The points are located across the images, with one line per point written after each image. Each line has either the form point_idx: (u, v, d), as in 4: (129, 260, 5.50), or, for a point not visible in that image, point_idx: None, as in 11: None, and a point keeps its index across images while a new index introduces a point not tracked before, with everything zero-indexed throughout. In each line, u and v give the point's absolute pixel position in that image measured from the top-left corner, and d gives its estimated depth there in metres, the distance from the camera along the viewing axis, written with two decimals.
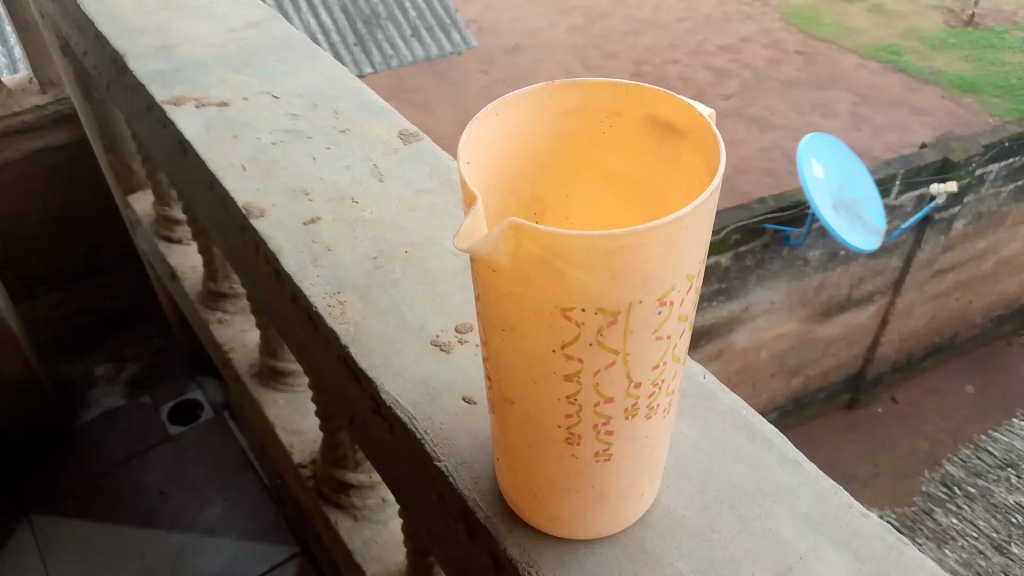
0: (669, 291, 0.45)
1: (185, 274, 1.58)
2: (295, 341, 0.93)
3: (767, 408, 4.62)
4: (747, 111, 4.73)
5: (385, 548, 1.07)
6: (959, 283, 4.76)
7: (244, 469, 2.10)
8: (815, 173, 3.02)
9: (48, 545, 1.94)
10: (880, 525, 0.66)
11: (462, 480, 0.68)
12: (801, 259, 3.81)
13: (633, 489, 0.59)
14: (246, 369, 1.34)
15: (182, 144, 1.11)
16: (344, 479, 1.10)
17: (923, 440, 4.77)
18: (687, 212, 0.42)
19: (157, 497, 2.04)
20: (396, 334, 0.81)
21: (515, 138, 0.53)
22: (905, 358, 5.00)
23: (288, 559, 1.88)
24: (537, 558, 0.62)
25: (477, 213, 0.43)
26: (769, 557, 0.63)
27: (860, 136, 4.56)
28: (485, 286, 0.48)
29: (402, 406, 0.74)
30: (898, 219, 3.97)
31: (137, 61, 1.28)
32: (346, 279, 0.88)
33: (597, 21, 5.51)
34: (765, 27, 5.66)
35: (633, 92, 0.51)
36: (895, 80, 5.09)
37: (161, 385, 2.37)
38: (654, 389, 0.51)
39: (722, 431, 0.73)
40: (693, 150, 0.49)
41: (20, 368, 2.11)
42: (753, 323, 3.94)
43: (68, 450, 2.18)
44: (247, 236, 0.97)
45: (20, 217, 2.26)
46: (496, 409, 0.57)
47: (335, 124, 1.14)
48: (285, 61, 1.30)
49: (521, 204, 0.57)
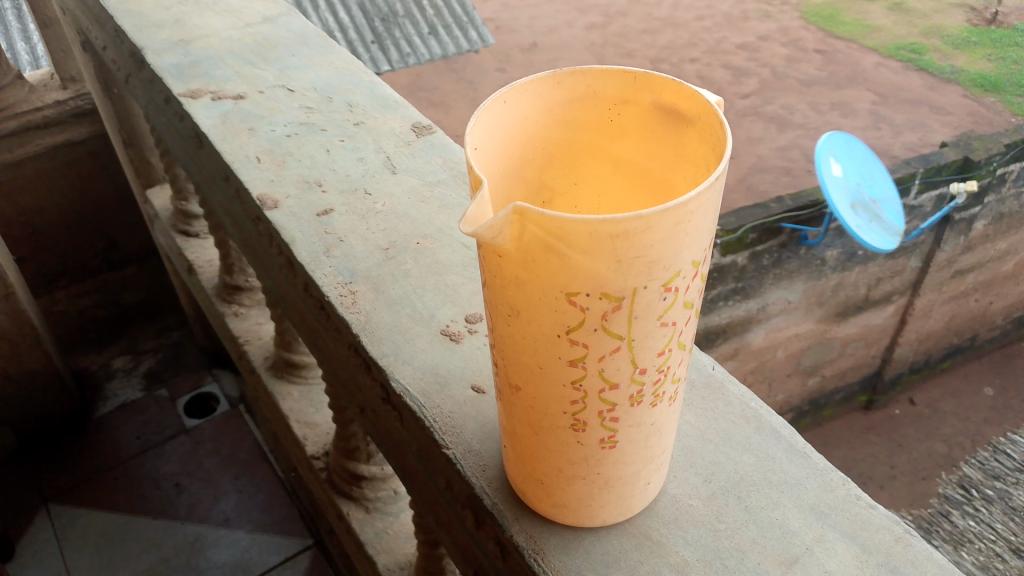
0: (674, 277, 0.45)
1: (202, 267, 1.60)
2: (306, 330, 0.94)
3: (783, 408, 4.61)
4: (764, 110, 4.71)
5: (396, 540, 1.08)
6: (978, 284, 4.70)
7: (259, 461, 2.12)
8: (833, 172, 2.99)
9: (65, 533, 1.97)
10: (889, 517, 0.66)
11: (470, 468, 0.68)
12: (819, 259, 3.78)
13: (639, 476, 0.59)
14: (261, 361, 1.35)
15: (198, 137, 1.12)
16: (356, 470, 1.12)
17: (939, 443, 4.71)
18: (692, 197, 0.42)
19: (172, 488, 2.06)
20: (406, 323, 0.82)
21: (523, 124, 0.53)
22: (922, 360, 4.97)
23: (301, 551, 1.90)
24: (543, 545, 0.63)
25: (481, 197, 0.43)
26: (774, 547, 0.62)
27: (880, 136, 4.53)
28: (491, 272, 0.49)
29: (411, 395, 0.75)
30: (918, 219, 3.93)
31: (155, 54, 1.30)
32: (358, 269, 0.89)
33: (615, 20, 5.51)
34: (784, 25, 5.63)
35: (641, 80, 0.51)
36: (915, 78, 5.05)
37: (178, 378, 2.40)
38: (660, 376, 0.51)
39: (730, 422, 0.73)
40: (700, 137, 0.49)
41: (39, 360, 2.12)
42: (769, 323, 3.93)
43: (85, 441, 2.21)
44: (261, 226, 0.98)
45: (39, 211, 2.29)
46: (503, 395, 0.57)
47: (349, 117, 1.15)
48: (300, 55, 1.31)
49: (529, 191, 0.57)
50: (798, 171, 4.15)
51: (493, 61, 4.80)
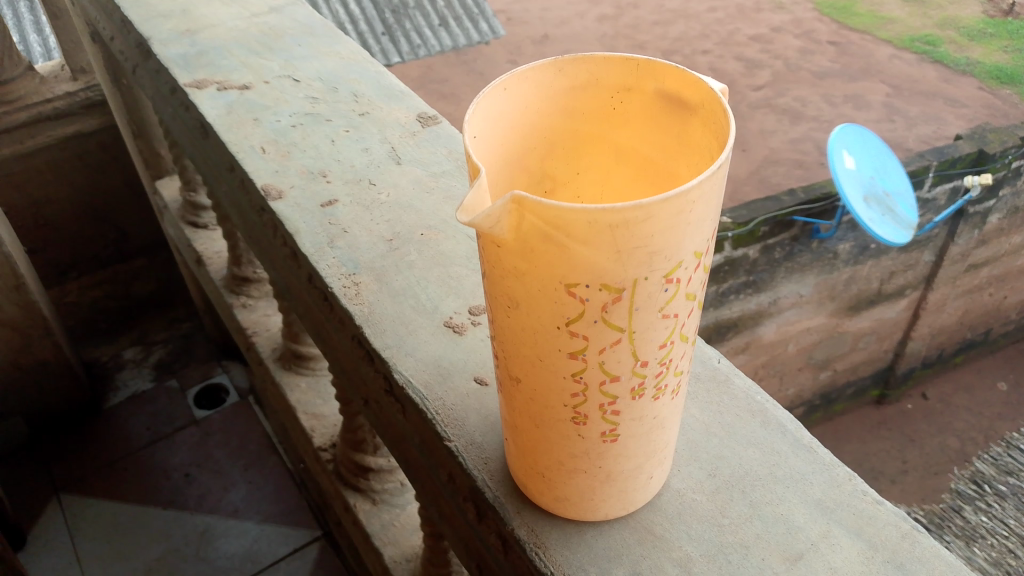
0: (676, 267, 0.44)
1: (210, 258, 1.60)
2: (311, 322, 0.94)
3: (795, 402, 4.59)
4: (777, 102, 4.66)
5: (402, 532, 1.08)
6: (992, 278, 4.65)
7: (268, 452, 2.12)
8: (846, 164, 2.96)
9: (76, 522, 1.98)
10: (895, 513, 0.65)
11: (473, 460, 0.68)
12: (831, 252, 3.75)
13: (642, 471, 0.59)
14: (269, 352, 1.35)
15: (203, 127, 1.12)
16: (363, 462, 1.11)
17: (952, 439, 4.66)
18: (693, 185, 0.41)
19: (182, 478, 2.07)
20: (410, 315, 0.81)
21: (524, 113, 0.53)
22: (935, 354, 4.94)
23: (310, 543, 1.90)
24: (545, 539, 0.62)
25: (479, 185, 0.42)
26: (780, 543, 0.62)
27: (894, 128, 4.50)
28: (490, 262, 0.48)
29: (413, 386, 0.74)
30: (931, 212, 3.89)
31: (161, 44, 1.29)
32: (361, 260, 0.88)
33: (626, 11, 5.47)
34: (798, 17, 5.57)
35: (644, 68, 0.50)
36: (930, 71, 4.99)
37: (188, 369, 2.41)
38: (662, 369, 0.50)
39: (735, 416, 0.72)
40: (704, 126, 0.48)
41: (51, 351, 2.14)
42: (781, 316, 3.91)
43: (96, 432, 2.22)
44: (266, 217, 0.98)
45: (51, 202, 2.31)
46: (504, 388, 0.57)
47: (355, 107, 1.14)
48: (306, 45, 1.30)
49: (531, 180, 0.57)
50: (810, 163, 4.12)
51: (504, 53, 4.78)
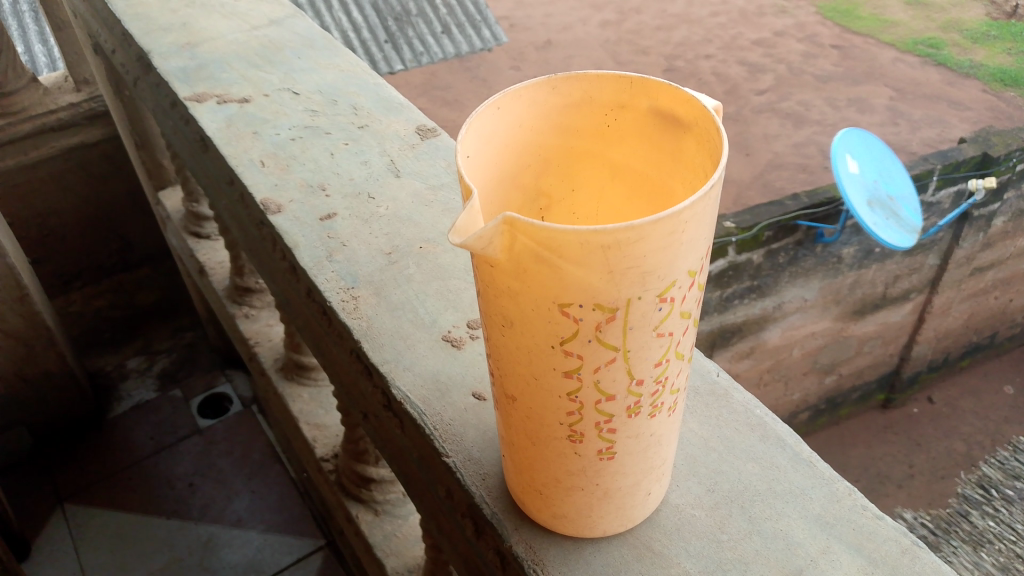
0: (670, 286, 0.44)
1: (212, 269, 1.60)
2: (310, 335, 0.93)
3: (800, 406, 4.57)
4: (780, 106, 4.66)
5: (405, 543, 1.07)
6: (998, 281, 4.64)
7: (272, 461, 2.12)
8: (849, 168, 2.95)
9: (81, 532, 1.99)
10: (895, 528, 0.65)
11: (471, 477, 0.67)
12: (835, 256, 3.75)
13: (639, 487, 0.58)
14: (270, 362, 1.35)
15: (203, 140, 1.12)
16: (364, 473, 1.11)
17: (959, 443, 4.64)
18: (686, 205, 0.41)
19: (186, 488, 2.07)
20: (408, 329, 0.81)
21: (518, 131, 0.53)
22: (941, 358, 4.92)
23: (314, 552, 1.90)
24: (543, 557, 0.62)
25: (472, 206, 0.42)
26: (779, 558, 0.61)
27: (897, 132, 4.50)
28: (484, 281, 0.48)
29: (411, 401, 0.74)
30: (936, 215, 3.88)
31: (161, 58, 1.30)
32: (360, 274, 0.88)
33: (629, 17, 5.48)
34: (801, 20, 5.56)
35: (637, 85, 0.50)
36: (933, 74, 4.99)
37: (192, 378, 2.41)
38: (658, 387, 0.50)
39: (734, 430, 0.72)
40: (697, 144, 0.48)
41: (55, 362, 2.14)
42: (786, 321, 3.90)
43: (101, 441, 2.22)
44: (264, 231, 0.98)
45: (55, 212, 2.32)
46: (501, 406, 0.56)
47: (354, 120, 1.14)
48: (306, 58, 1.30)
49: (525, 199, 0.57)
50: (814, 168, 4.12)
51: (507, 59, 4.80)
